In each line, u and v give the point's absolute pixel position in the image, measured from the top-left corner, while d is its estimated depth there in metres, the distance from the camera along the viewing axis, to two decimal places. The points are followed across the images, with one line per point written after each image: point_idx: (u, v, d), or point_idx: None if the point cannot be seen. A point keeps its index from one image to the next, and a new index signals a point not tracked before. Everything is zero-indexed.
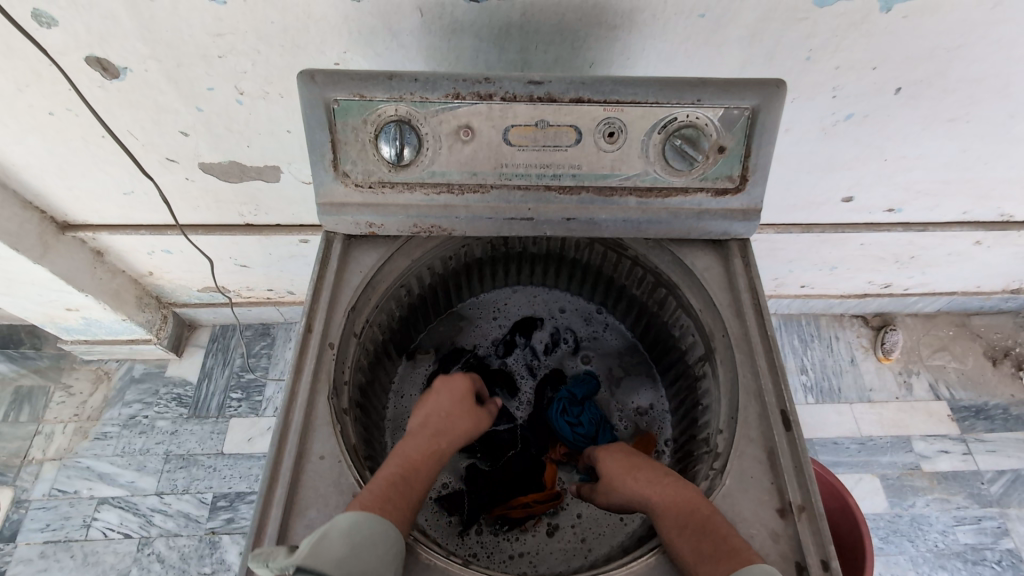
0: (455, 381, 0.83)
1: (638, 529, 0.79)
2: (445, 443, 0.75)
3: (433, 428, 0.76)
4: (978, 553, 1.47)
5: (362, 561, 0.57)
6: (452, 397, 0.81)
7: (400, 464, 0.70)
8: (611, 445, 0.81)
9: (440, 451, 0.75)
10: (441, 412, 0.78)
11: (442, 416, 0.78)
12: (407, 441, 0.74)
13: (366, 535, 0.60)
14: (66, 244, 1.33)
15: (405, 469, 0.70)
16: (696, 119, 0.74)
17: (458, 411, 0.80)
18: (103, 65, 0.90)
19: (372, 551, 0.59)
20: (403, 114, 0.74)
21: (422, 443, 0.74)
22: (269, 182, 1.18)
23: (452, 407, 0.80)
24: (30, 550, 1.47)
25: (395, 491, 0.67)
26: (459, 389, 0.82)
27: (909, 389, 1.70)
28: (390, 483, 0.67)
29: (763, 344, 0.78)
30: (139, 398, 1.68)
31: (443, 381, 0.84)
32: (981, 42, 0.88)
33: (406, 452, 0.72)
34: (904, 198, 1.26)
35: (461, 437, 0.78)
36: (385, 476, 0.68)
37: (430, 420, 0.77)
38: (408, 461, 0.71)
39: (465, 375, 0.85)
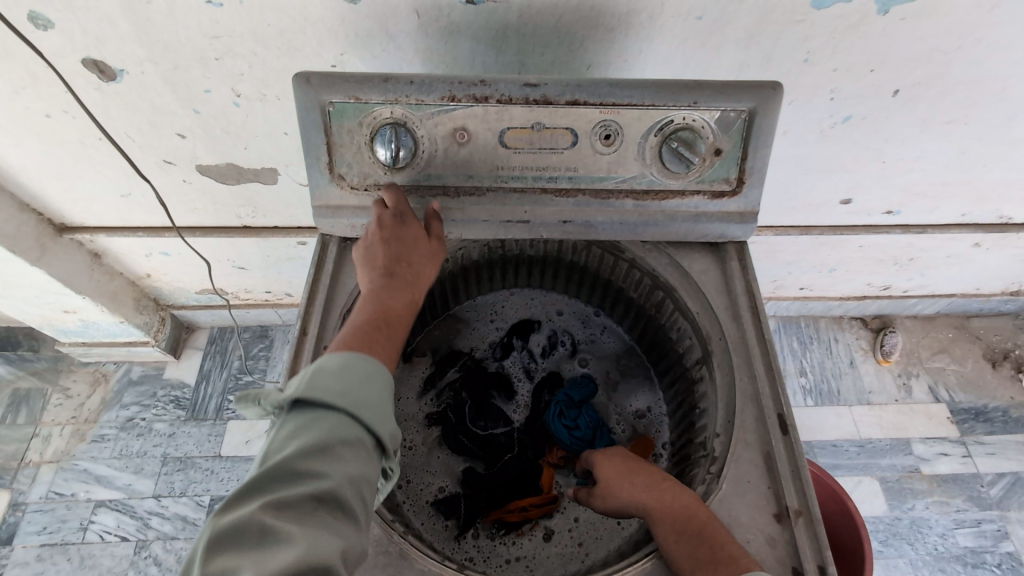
0: (407, 226, 0.75)
1: (635, 534, 0.78)
2: (418, 292, 0.74)
3: (399, 278, 0.72)
4: (978, 557, 1.47)
5: (359, 391, 0.58)
6: (412, 246, 0.74)
7: (375, 313, 0.69)
8: (609, 449, 0.80)
9: (415, 298, 0.74)
10: (402, 264, 0.73)
11: (404, 266, 0.73)
12: (380, 291, 0.71)
13: (358, 369, 0.60)
14: (63, 246, 1.33)
15: (389, 324, 0.69)
16: (692, 121, 0.74)
17: (417, 254, 0.74)
18: (99, 67, 0.90)
19: (368, 382, 0.60)
20: (398, 116, 0.73)
21: (395, 296, 0.71)
22: (267, 184, 1.18)
23: (415, 255, 0.74)
24: (26, 553, 1.47)
25: (378, 338, 0.66)
26: (415, 235, 0.75)
27: (909, 392, 1.70)
28: (370, 331, 0.66)
29: (759, 347, 0.78)
30: (136, 400, 1.68)
31: (387, 225, 0.74)
32: (979, 44, 0.88)
33: (380, 302, 0.70)
34: (903, 200, 1.26)
35: (426, 282, 0.76)
36: (362, 327, 0.67)
37: (394, 274, 0.72)
38: (390, 313, 0.70)
39: (410, 217, 0.76)
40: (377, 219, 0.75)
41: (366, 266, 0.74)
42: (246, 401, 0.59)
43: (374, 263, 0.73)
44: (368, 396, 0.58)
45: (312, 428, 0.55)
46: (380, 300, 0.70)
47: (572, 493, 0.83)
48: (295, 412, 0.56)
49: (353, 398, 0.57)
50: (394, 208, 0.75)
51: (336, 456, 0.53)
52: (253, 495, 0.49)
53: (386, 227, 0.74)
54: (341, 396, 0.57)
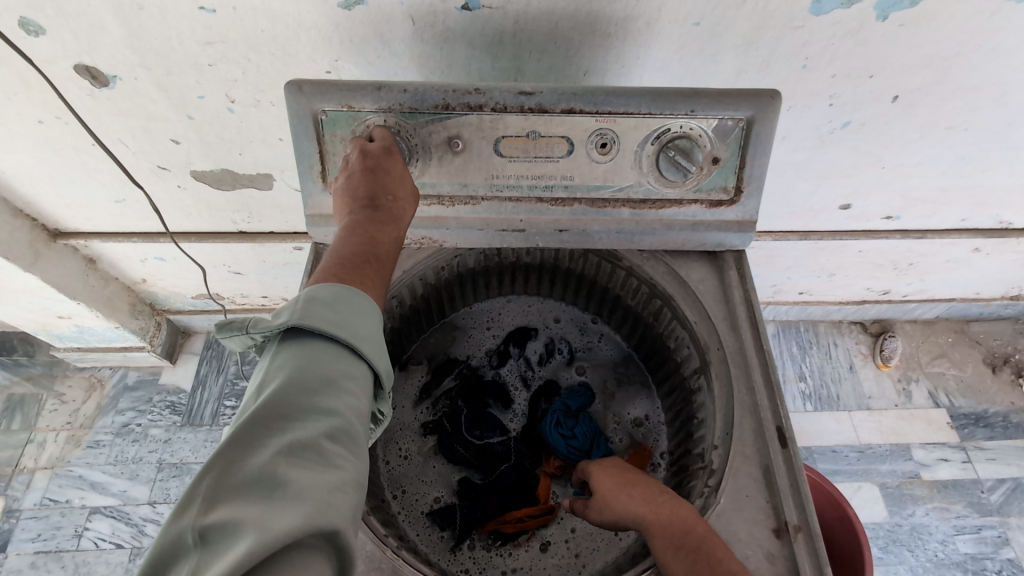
0: (391, 158, 0.70)
1: (632, 548, 0.77)
2: (405, 231, 0.69)
3: (386, 213, 0.67)
4: (979, 564, 1.46)
5: (356, 322, 0.57)
6: (394, 180, 0.69)
7: (361, 247, 0.64)
8: (604, 459, 0.79)
9: (400, 235, 0.69)
10: (388, 197, 0.68)
11: (390, 201, 0.68)
12: (364, 223, 0.66)
13: (351, 303, 0.58)
14: (58, 252, 1.32)
15: (374, 256, 0.64)
16: (689, 130, 0.73)
17: (403, 191, 0.70)
18: (92, 73, 0.89)
19: (362, 313, 0.58)
20: (391, 125, 0.73)
21: (382, 231, 0.66)
22: (262, 189, 1.17)
23: (399, 189, 0.69)
24: (20, 560, 1.45)
25: (365, 274, 0.62)
26: (399, 170, 0.70)
27: (908, 397, 1.69)
28: (356, 265, 0.62)
29: (758, 358, 0.77)
30: (132, 406, 1.67)
31: (373, 156, 0.69)
32: (978, 50, 0.87)
33: (367, 236, 0.65)
34: (903, 205, 1.25)
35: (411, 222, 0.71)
36: (346, 259, 0.62)
37: (376, 207, 0.67)
38: (375, 245, 0.65)
39: (392, 152, 0.70)
40: (360, 150, 0.70)
41: (346, 197, 0.69)
42: (231, 330, 0.60)
43: (355, 193, 0.68)
44: (367, 328, 0.57)
45: (314, 360, 0.53)
46: (366, 233, 0.65)
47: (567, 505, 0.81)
48: (294, 346, 0.54)
49: (351, 330, 0.56)
50: (381, 141, 0.71)
51: (338, 391, 0.52)
52: (256, 432, 0.47)
53: (370, 159, 0.69)
54: (338, 327, 0.55)
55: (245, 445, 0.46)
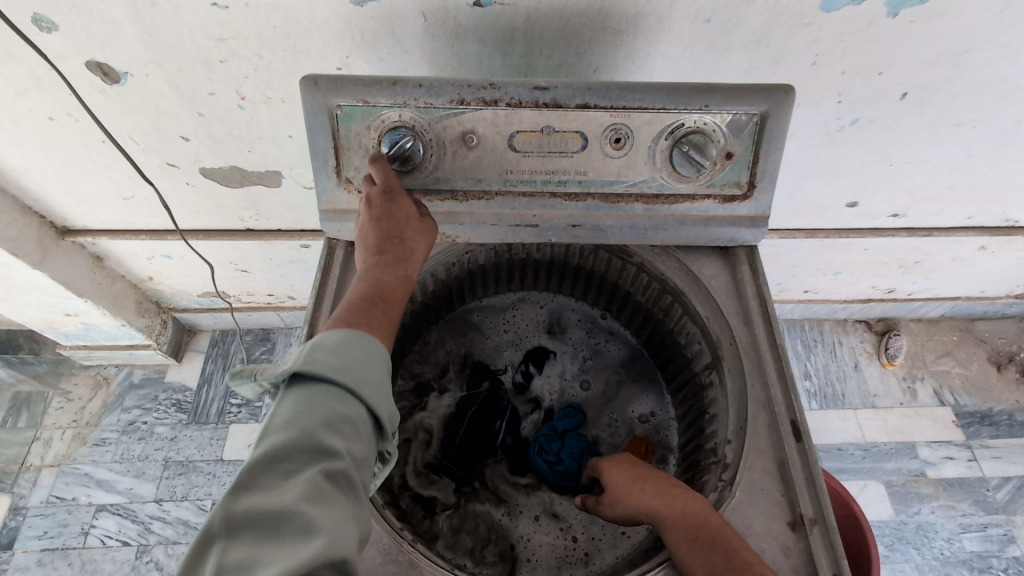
0: (397, 199, 0.72)
1: (643, 543, 0.77)
2: (412, 267, 0.71)
3: (391, 255, 0.69)
4: (984, 562, 1.46)
5: (358, 364, 0.57)
6: (401, 221, 0.71)
7: (368, 292, 0.66)
8: (615, 455, 0.78)
9: (411, 272, 0.71)
10: (393, 239, 0.70)
11: (395, 242, 0.70)
12: (370, 269, 0.68)
13: (355, 348, 0.58)
14: (65, 249, 1.32)
15: (383, 296, 0.66)
16: (703, 125, 0.73)
17: (409, 229, 0.71)
18: (103, 70, 0.89)
19: (363, 357, 0.58)
20: (406, 120, 0.73)
21: (388, 272, 0.68)
22: (270, 187, 1.17)
23: (402, 229, 0.71)
24: (27, 558, 1.45)
25: (373, 316, 0.64)
26: (405, 210, 0.72)
27: (914, 396, 1.69)
28: (363, 309, 0.64)
29: (772, 352, 0.77)
30: (138, 404, 1.67)
31: (377, 202, 0.71)
32: (988, 47, 0.87)
33: (375, 280, 0.67)
34: (909, 203, 1.25)
35: (422, 256, 0.72)
36: (354, 305, 0.64)
37: (385, 249, 0.69)
38: (382, 286, 0.67)
39: (398, 192, 0.72)
40: (366, 198, 0.72)
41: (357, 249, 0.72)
42: (241, 377, 0.58)
43: (363, 245, 0.71)
44: (369, 370, 0.57)
45: (318, 401, 0.53)
46: (373, 278, 0.67)
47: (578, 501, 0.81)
48: (297, 388, 0.55)
49: (351, 373, 0.56)
50: (384, 184, 0.72)
51: (338, 432, 0.52)
52: (260, 477, 0.48)
53: (374, 205, 0.71)
54: (341, 370, 0.55)
55: (243, 491, 0.47)
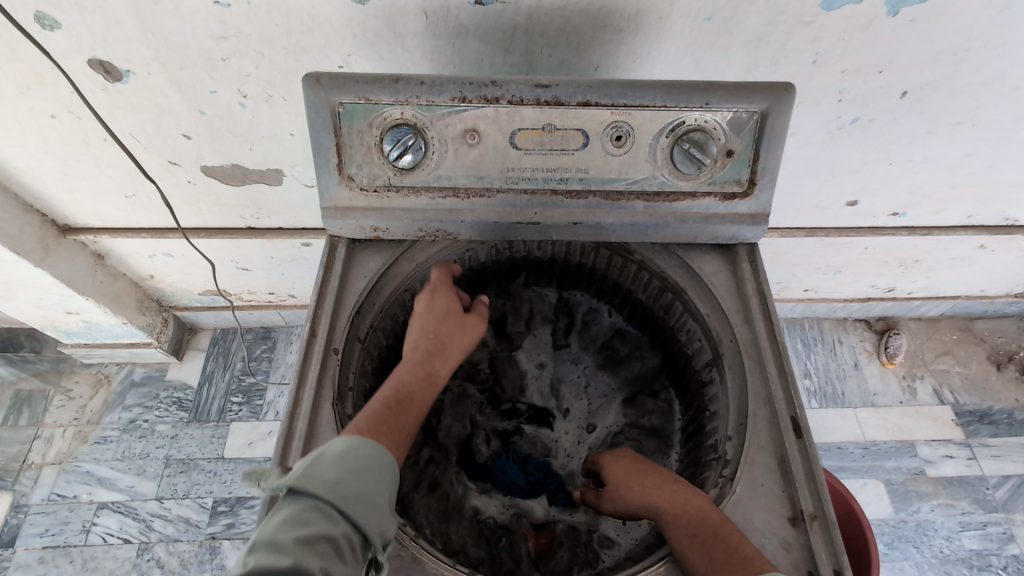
0: (442, 294, 0.84)
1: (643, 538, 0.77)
2: (439, 365, 0.78)
3: (425, 351, 0.78)
4: (984, 559, 1.46)
5: (352, 483, 0.59)
6: (437, 316, 0.82)
7: (397, 385, 0.73)
8: (616, 450, 0.79)
9: (438, 373, 0.77)
10: (429, 337, 0.79)
11: (430, 339, 0.79)
12: (404, 364, 0.77)
13: (358, 461, 0.61)
14: (66, 247, 1.33)
15: (409, 394, 0.73)
16: (703, 122, 0.74)
17: (445, 328, 0.81)
18: (105, 68, 0.90)
19: (359, 473, 0.60)
20: (408, 117, 0.73)
21: (416, 368, 0.76)
22: (272, 185, 1.18)
23: (436, 326, 0.80)
24: (28, 555, 1.46)
25: (393, 410, 0.70)
26: (444, 304, 0.83)
27: (913, 394, 1.69)
28: (387, 403, 0.70)
29: (772, 349, 0.78)
30: (139, 402, 1.67)
31: (427, 301, 0.84)
32: (988, 46, 0.88)
33: (403, 375, 0.75)
34: (909, 202, 1.26)
35: (452, 359, 0.80)
36: (382, 398, 0.71)
37: (419, 341, 0.79)
38: (408, 384, 0.74)
39: (445, 290, 0.85)
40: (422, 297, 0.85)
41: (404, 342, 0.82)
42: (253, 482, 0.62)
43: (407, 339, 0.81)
44: (361, 490, 0.59)
45: (306, 517, 0.55)
46: (404, 373, 0.75)
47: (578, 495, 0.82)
48: (291, 501, 0.57)
49: (342, 491, 0.58)
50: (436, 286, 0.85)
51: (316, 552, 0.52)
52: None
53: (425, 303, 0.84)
54: (333, 487, 0.57)
55: None
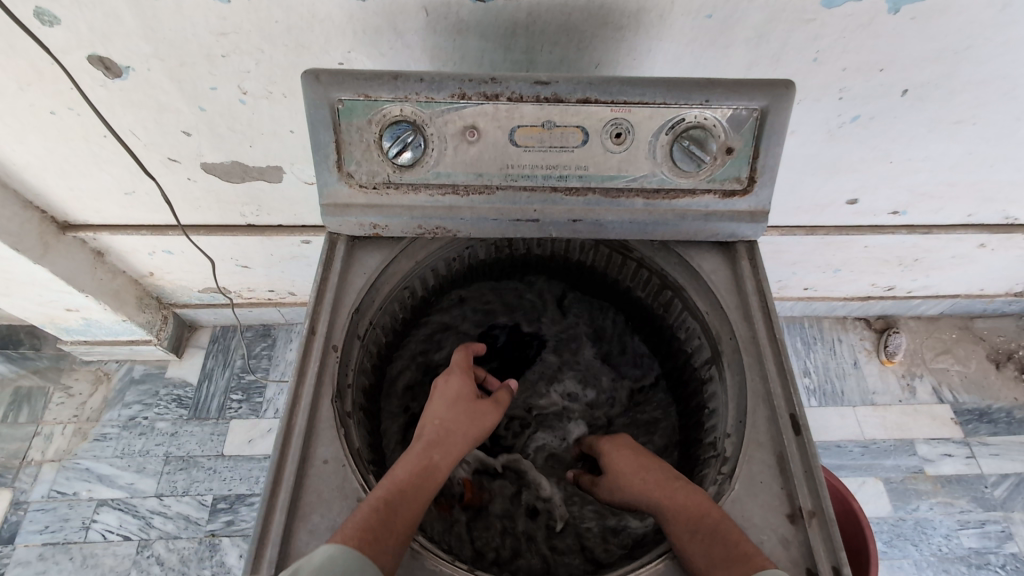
0: (456, 377, 0.82)
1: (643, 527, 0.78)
2: (438, 456, 0.72)
3: (426, 442, 0.73)
4: (982, 558, 1.46)
5: None
6: (446, 400, 0.79)
7: (392, 481, 0.67)
8: (621, 439, 0.81)
9: (438, 469, 0.71)
10: (433, 424, 0.75)
11: (433, 426, 0.75)
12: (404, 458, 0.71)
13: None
14: (66, 244, 1.32)
15: (403, 489, 0.67)
16: (703, 120, 0.74)
17: (451, 419, 0.76)
18: (105, 64, 0.89)
19: None
20: (408, 114, 0.73)
21: (415, 460, 0.71)
22: (271, 182, 1.17)
23: (440, 417, 0.76)
24: (28, 552, 1.46)
25: (384, 509, 0.63)
26: (456, 388, 0.81)
27: (913, 393, 1.69)
28: (378, 503, 0.64)
29: (771, 346, 0.78)
30: (139, 399, 1.67)
31: (438, 390, 0.81)
32: (989, 44, 0.88)
33: (399, 469, 0.69)
34: (910, 201, 1.25)
35: (456, 454, 0.74)
36: (374, 497, 0.65)
37: (425, 429, 0.75)
38: (404, 479, 0.68)
39: (459, 373, 0.83)
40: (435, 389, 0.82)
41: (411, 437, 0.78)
42: None
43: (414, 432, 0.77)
44: None
45: None
46: (400, 467, 0.70)
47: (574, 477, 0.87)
48: None
49: None
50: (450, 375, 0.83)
51: None
52: None
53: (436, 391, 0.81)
54: None
55: None
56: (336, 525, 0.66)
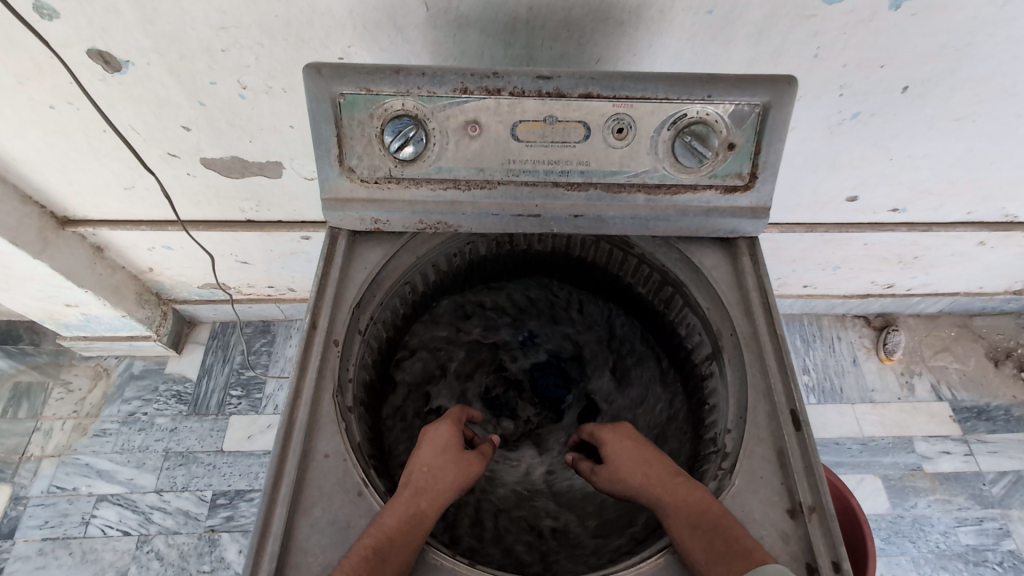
0: (445, 426, 0.77)
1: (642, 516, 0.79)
2: (426, 503, 0.68)
3: (413, 487, 0.68)
4: (980, 555, 1.47)
5: None
6: (435, 448, 0.74)
7: (376, 531, 0.63)
8: (620, 427, 0.79)
9: (425, 516, 0.67)
10: (421, 468, 0.71)
11: (422, 471, 0.71)
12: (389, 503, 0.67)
13: None
14: (65, 239, 1.32)
15: (389, 540, 0.62)
16: (705, 115, 0.74)
17: (439, 465, 0.72)
18: (105, 58, 0.89)
19: None
20: (409, 109, 0.73)
21: (402, 506, 0.66)
22: (271, 178, 1.17)
23: (429, 461, 0.72)
24: (27, 547, 1.46)
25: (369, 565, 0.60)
26: (445, 435, 0.75)
27: (911, 391, 1.70)
28: (363, 558, 0.60)
29: (772, 342, 0.78)
30: (138, 395, 1.67)
31: (428, 433, 0.76)
32: (989, 41, 0.88)
33: (385, 516, 0.65)
34: (910, 198, 1.26)
35: (445, 500, 0.70)
36: (359, 550, 0.61)
37: (412, 477, 0.70)
38: (390, 528, 0.63)
39: (447, 421, 0.78)
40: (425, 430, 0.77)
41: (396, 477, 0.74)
42: None
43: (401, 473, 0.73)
44: None
45: None
46: (386, 512, 0.65)
47: (571, 459, 0.84)
48: None
49: None
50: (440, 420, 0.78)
51: None
52: None
53: (425, 434, 0.76)
54: None
55: None
56: (337, 519, 0.66)
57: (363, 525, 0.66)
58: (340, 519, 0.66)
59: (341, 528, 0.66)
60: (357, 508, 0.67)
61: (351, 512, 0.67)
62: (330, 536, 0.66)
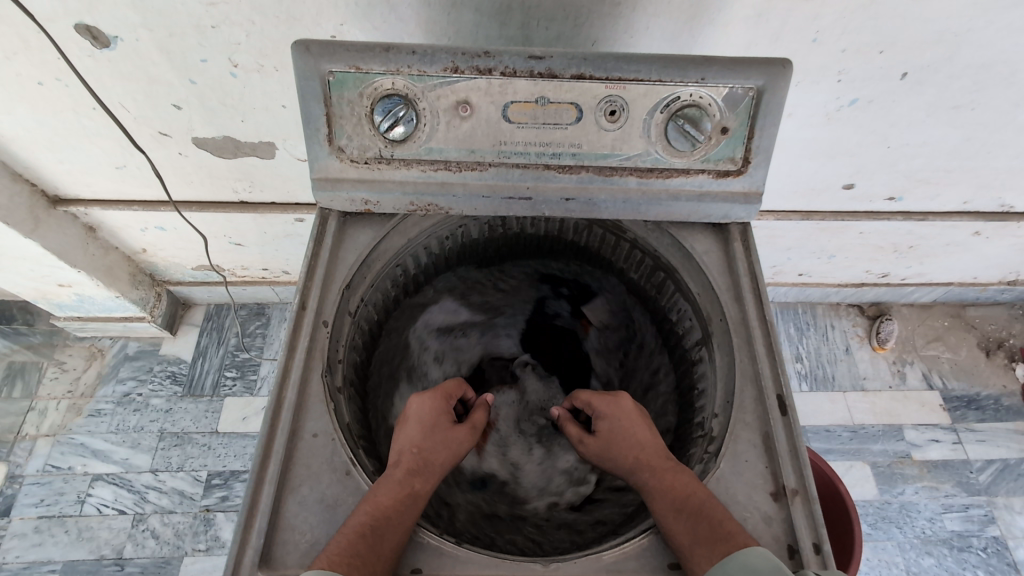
0: (429, 400, 0.76)
1: (626, 496, 0.80)
2: (419, 482, 0.68)
3: (406, 466, 0.69)
4: (964, 541, 1.49)
5: None
6: (422, 426, 0.73)
7: (371, 510, 0.63)
8: (623, 403, 0.77)
9: (419, 493, 0.67)
10: (410, 445, 0.71)
11: (411, 449, 0.71)
12: (379, 481, 0.67)
13: None
14: (56, 218, 1.31)
15: (386, 518, 0.63)
16: (698, 98, 0.73)
17: (429, 444, 0.72)
18: (93, 33, 0.88)
19: None
20: (400, 87, 0.72)
21: (396, 485, 0.66)
22: (264, 158, 1.16)
23: (420, 439, 0.72)
24: (24, 524, 1.47)
25: (367, 541, 0.60)
26: (431, 411, 0.75)
27: (903, 378, 1.71)
28: (360, 534, 0.61)
29: (761, 330, 0.78)
30: (133, 375, 1.68)
31: (412, 411, 0.75)
32: (989, 27, 0.86)
33: (379, 495, 0.65)
34: (906, 186, 1.25)
35: (436, 479, 0.70)
36: (355, 525, 0.62)
37: (403, 456, 0.70)
38: (383, 507, 0.64)
39: (434, 395, 0.77)
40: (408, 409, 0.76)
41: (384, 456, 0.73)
42: None
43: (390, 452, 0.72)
44: None
45: None
46: (382, 492, 0.65)
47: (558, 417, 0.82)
48: None
49: None
50: (427, 395, 0.77)
51: None
52: None
53: (408, 412, 0.76)
54: None
55: None
56: (324, 497, 0.67)
57: (350, 503, 0.67)
58: (327, 498, 0.67)
59: (328, 507, 0.66)
60: (346, 487, 0.68)
61: (339, 491, 0.67)
62: (318, 514, 0.66)
